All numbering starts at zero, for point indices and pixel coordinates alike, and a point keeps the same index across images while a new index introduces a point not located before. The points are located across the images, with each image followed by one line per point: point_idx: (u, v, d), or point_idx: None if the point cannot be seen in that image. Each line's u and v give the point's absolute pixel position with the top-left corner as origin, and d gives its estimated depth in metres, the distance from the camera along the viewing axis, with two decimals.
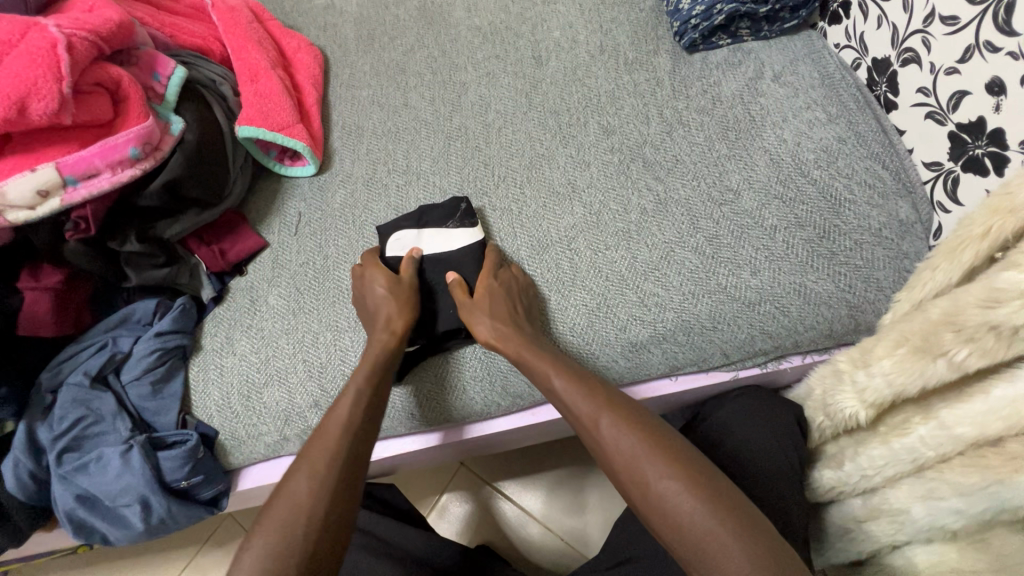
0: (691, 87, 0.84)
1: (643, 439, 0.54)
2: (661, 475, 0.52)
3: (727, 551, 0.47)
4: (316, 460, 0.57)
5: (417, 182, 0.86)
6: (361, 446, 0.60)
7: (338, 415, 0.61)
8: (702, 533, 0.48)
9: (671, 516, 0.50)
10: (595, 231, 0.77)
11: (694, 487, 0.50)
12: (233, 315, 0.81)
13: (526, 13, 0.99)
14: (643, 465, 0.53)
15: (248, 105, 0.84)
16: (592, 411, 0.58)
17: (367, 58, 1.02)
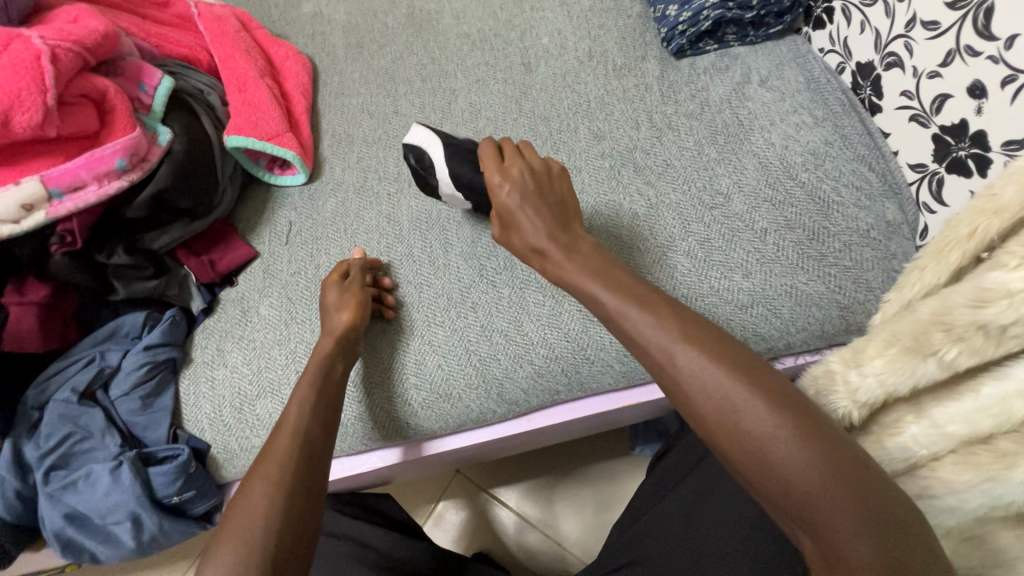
0: (680, 92, 0.85)
1: (736, 373, 0.46)
2: (757, 413, 0.43)
3: (834, 506, 0.40)
4: (270, 469, 0.55)
5: (409, 190, 0.86)
6: (316, 453, 0.59)
7: (288, 420, 0.60)
8: (804, 484, 0.41)
9: (776, 471, 0.42)
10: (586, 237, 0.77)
11: (799, 430, 0.42)
12: (224, 326, 0.80)
13: (514, 20, 1.00)
14: (735, 399, 0.44)
15: (237, 115, 0.83)
16: (672, 336, 0.49)
17: (356, 65, 1.02)
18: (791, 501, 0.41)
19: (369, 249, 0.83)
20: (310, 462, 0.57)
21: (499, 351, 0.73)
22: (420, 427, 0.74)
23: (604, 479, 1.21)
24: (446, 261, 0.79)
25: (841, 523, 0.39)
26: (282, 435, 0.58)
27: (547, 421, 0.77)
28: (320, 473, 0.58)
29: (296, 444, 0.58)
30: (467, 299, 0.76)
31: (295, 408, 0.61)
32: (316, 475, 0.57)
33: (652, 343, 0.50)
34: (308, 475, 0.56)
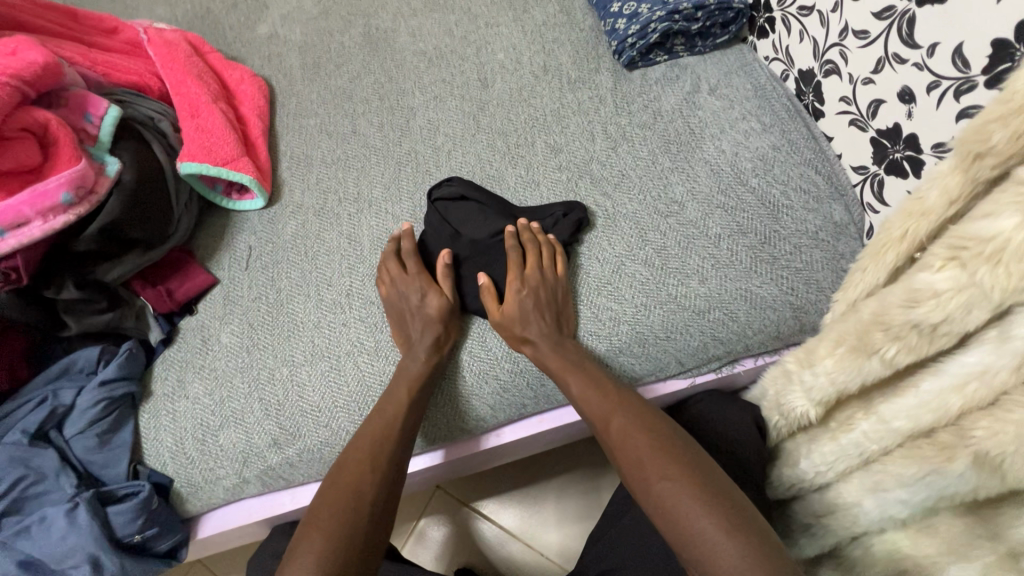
0: (633, 103, 0.87)
1: (651, 440, 0.57)
2: (658, 471, 0.54)
3: (720, 543, 0.48)
4: (370, 460, 0.63)
5: (368, 210, 0.86)
6: (401, 453, 0.65)
7: (382, 416, 0.66)
8: (699, 532, 0.49)
9: (672, 520, 0.51)
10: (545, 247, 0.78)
11: (692, 484, 0.52)
12: (185, 356, 0.79)
13: (469, 36, 1.01)
14: (648, 454, 0.56)
15: (190, 141, 0.82)
16: (607, 411, 0.62)
17: (313, 86, 1.01)
18: (686, 549, 0.50)
19: (331, 270, 0.82)
20: (398, 460, 0.64)
21: (466, 367, 0.73)
22: None
23: (584, 487, 1.21)
24: None
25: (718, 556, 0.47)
26: (372, 434, 0.65)
27: (517, 434, 0.77)
28: (401, 473, 0.65)
29: (385, 443, 0.64)
30: None
31: (393, 408, 0.67)
32: (399, 474, 0.64)
33: (595, 411, 0.63)
34: (393, 476, 0.63)
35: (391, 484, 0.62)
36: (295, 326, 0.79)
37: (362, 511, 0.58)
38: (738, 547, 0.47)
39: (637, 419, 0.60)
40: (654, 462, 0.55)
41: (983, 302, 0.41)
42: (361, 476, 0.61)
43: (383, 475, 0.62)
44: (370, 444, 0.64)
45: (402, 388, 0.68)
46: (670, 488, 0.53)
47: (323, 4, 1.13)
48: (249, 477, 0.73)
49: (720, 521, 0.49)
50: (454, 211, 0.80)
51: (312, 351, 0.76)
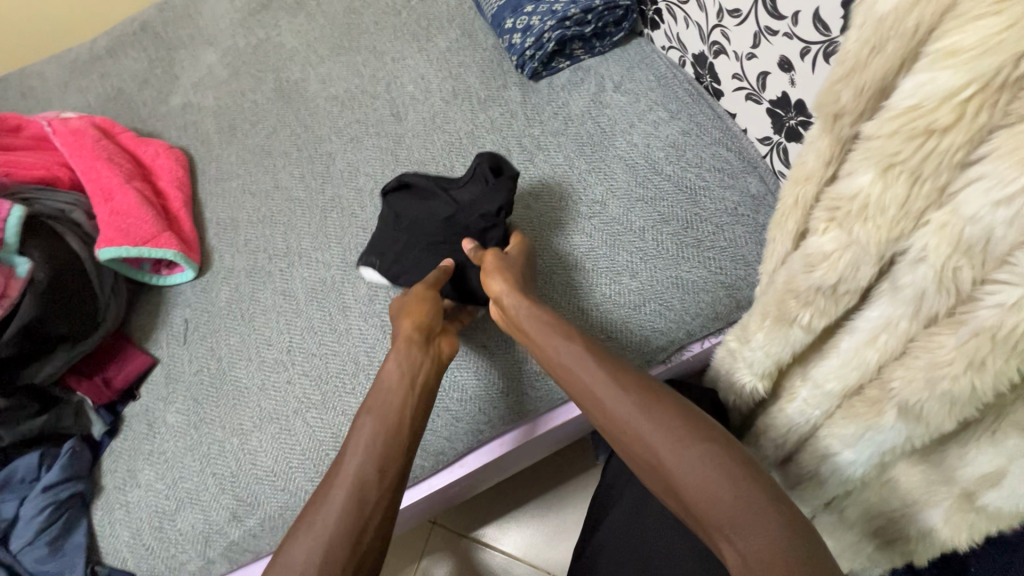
0: (543, 112, 0.88)
1: (666, 412, 0.52)
2: (687, 444, 0.49)
3: (760, 515, 0.43)
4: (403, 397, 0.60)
5: (300, 262, 0.85)
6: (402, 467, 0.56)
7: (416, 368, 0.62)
8: (746, 511, 0.44)
9: (708, 490, 0.46)
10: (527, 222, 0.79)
11: (720, 455, 0.48)
12: (132, 445, 0.76)
13: (378, 73, 1.02)
14: (681, 430, 0.50)
15: (105, 227, 0.81)
16: (618, 381, 0.55)
17: (231, 148, 1.01)
18: (717, 519, 0.45)
19: (269, 330, 0.81)
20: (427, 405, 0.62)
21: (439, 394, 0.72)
22: None
23: (581, 495, 1.20)
24: (347, 327, 0.78)
25: (762, 525, 0.43)
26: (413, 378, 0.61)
27: (481, 460, 0.75)
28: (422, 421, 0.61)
29: (375, 460, 0.55)
30: (374, 359, 0.75)
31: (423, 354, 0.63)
32: (399, 490, 0.55)
33: (598, 382, 0.56)
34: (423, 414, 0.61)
35: (392, 501, 0.54)
36: (240, 393, 0.77)
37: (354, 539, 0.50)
38: (775, 516, 0.43)
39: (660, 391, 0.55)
40: (683, 443, 0.49)
41: (866, 257, 0.41)
42: (345, 501, 0.51)
43: (377, 494, 0.53)
44: (355, 460, 0.55)
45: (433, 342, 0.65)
46: (709, 465, 0.47)
47: (232, 66, 1.14)
48: (213, 556, 0.70)
49: (753, 496, 0.45)
50: (399, 207, 0.78)
51: (260, 416, 0.75)
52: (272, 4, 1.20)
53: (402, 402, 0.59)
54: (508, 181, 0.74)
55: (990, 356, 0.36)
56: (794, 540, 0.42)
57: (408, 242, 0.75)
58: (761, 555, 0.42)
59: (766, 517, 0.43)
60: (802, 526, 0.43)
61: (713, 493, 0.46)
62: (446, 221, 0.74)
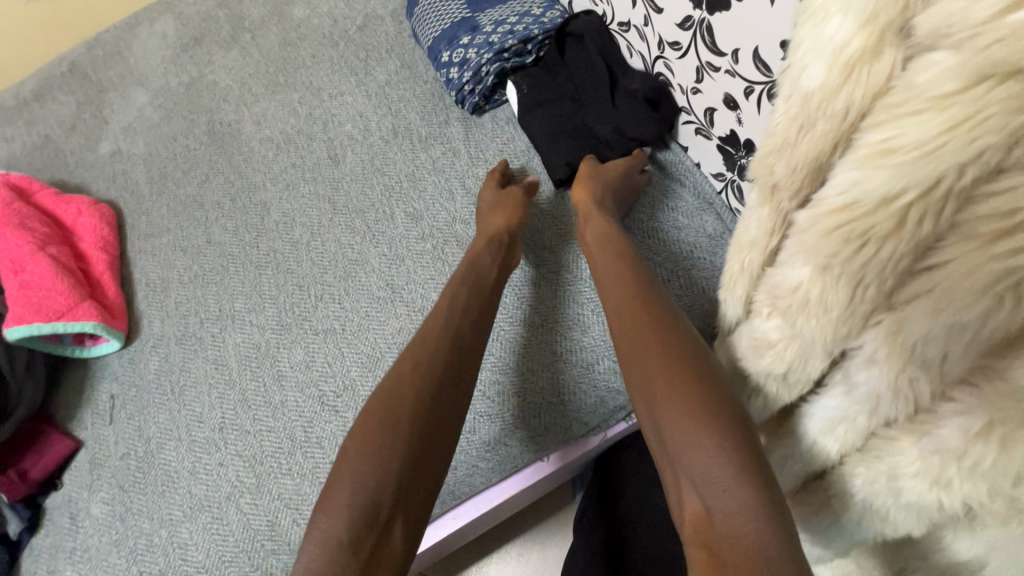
0: (487, 150, 0.82)
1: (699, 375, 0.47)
2: (716, 417, 0.44)
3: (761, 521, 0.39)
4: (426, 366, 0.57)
5: (233, 325, 0.79)
6: (437, 398, 0.55)
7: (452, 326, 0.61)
8: (727, 484, 0.41)
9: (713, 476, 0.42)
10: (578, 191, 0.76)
11: (739, 440, 0.43)
12: (53, 541, 0.70)
13: (315, 112, 0.96)
14: (697, 382, 0.46)
15: (17, 302, 0.75)
16: (662, 330, 0.51)
17: (162, 200, 0.95)
18: (716, 506, 0.41)
19: (200, 404, 0.75)
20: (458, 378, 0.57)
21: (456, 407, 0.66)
22: None
23: (560, 538, 1.14)
24: (282, 399, 0.72)
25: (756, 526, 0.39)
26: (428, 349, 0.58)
27: (433, 537, 0.71)
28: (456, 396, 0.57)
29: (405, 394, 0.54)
30: (311, 435, 0.69)
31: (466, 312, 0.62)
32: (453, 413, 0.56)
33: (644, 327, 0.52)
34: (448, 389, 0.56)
35: (427, 421, 0.54)
36: (169, 478, 0.71)
37: (386, 465, 0.50)
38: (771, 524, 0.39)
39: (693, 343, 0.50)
40: (678, 392, 0.46)
41: (815, 352, 0.36)
42: (377, 434, 0.52)
43: (410, 419, 0.53)
44: (383, 398, 0.55)
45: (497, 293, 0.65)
46: (712, 425, 0.44)
47: (163, 108, 1.07)
48: None
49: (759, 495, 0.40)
50: (568, 55, 0.77)
51: (190, 504, 0.69)
52: (205, 39, 1.14)
53: (435, 338, 0.59)
54: (658, 121, 0.70)
55: (954, 476, 0.31)
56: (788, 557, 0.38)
57: (549, 107, 0.76)
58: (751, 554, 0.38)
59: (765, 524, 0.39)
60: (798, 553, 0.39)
61: (696, 454, 0.43)
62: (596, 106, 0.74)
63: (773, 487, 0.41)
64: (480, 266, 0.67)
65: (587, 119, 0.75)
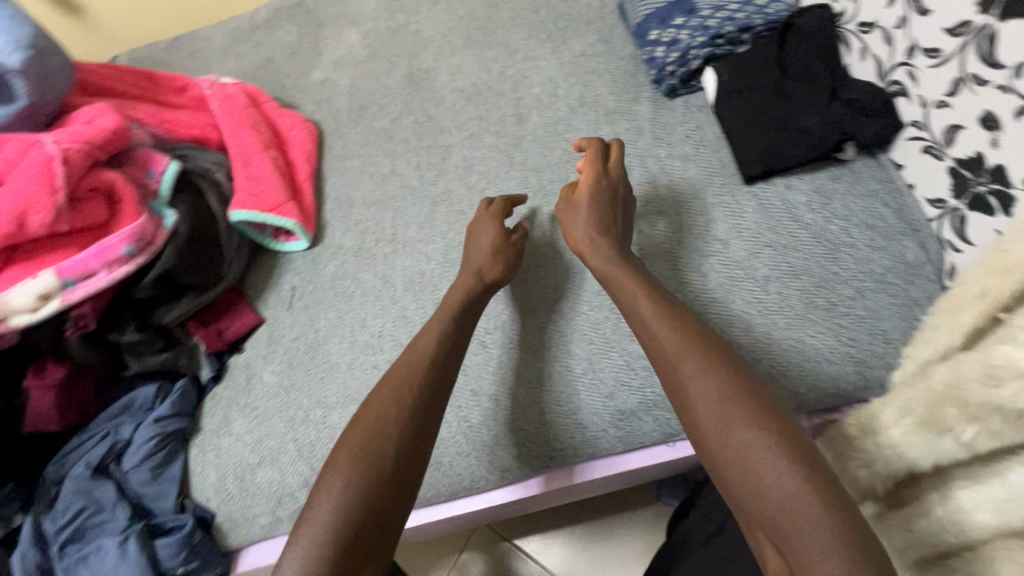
0: (674, 132, 0.82)
1: (728, 386, 0.51)
2: (744, 425, 0.49)
3: (814, 525, 0.43)
4: (396, 392, 0.60)
5: (403, 250, 0.87)
6: (419, 446, 0.57)
7: (424, 348, 0.64)
8: (796, 507, 0.44)
9: (755, 481, 0.47)
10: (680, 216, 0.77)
11: (782, 443, 0.47)
12: (230, 393, 0.83)
13: (507, 71, 1.01)
14: (725, 417, 0.50)
15: (241, 190, 0.87)
16: (683, 347, 0.55)
17: (358, 128, 1.06)
18: (772, 517, 0.45)
19: (365, 312, 0.83)
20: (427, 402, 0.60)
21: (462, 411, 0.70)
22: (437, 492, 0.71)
23: (639, 532, 1.15)
24: None
25: (810, 529, 0.43)
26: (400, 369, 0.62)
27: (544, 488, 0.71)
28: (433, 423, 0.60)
29: (392, 436, 0.57)
30: None
31: (428, 337, 0.65)
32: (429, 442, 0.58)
33: (663, 345, 0.57)
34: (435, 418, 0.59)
35: (407, 456, 0.56)
36: (329, 368, 0.80)
37: (366, 497, 0.53)
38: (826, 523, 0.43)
39: (720, 364, 0.53)
40: (742, 411, 0.50)
41: None
42: (359, 479, 0.54)
43: (391, 461, 0.55)
44: (371, 436, 0.57)
45: (434, 319, 0.67)
46: (757, 457, 0.47)
47: (370, 48, 1.18)
48: (282, 516, 0.75)
49: (808, 497, 0.44)
50: (785, 46, 0.76)
51: (344, 394, 0.77)
52: None
53: (418, 365, 0.62)
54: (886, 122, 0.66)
55: None
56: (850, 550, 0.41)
57: (754, 90, 0.75)
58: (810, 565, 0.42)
59: (824, 522, 0.43)
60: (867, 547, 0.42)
61: (763, 488, 0.46)
62: (806, 98, 0.72)
63: (831, 489, 0.45)
64: (463, 290, 0.70)
65: (791, 113, 0.71)
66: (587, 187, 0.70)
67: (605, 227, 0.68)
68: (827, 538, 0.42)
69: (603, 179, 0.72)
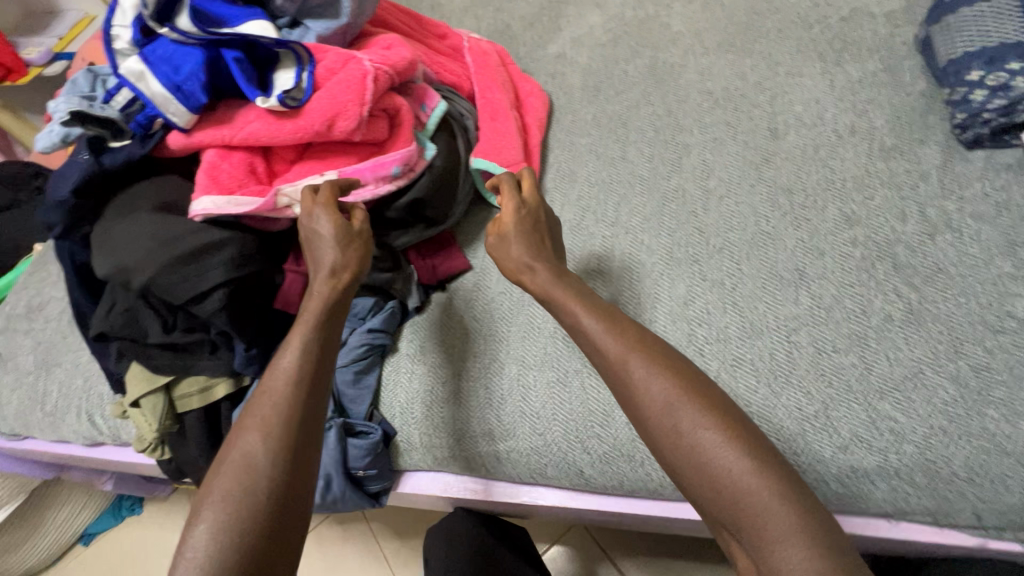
0: (968, 187, 0.74)
1: (677, 385, 0.56)
2: (701, 425, 0.54)
3: (773, 513, 0.49)
4: (263, 422, 0.58)
5: (624, 237, 0.85)
6: (290, 476, 0.56)
7: (280, 367, 0.62)
8: (755, 502, 0.50)
9: (716, 481, 0.52)
10: (758, 250, 0.77)
11: (738, 439, 0.53)
12: (430, 326, 0.86)
13: (765, 82, 0.96)
14: (680, 424, 0.54)
15: (486, 140, 0.91)
16: (627, 349, 0.59)
17: (590, 107, 1.06)
18: (737, 516, 0.51)
19: None
20: (298, 436, 0.58)
21: (421, 379, 0.81)
22: (617, 482, 0.71)
23: None
24: (651, 319, 0.76)
25: (778, 523, 0.49)
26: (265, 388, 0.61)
27: None
28: (293, 471, 0.57)
29: (264, 471, 0.56)
30: None
31: (289, 355, 0.63)
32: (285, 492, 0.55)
33: (611, 354, 0.60)
34: (285, 468, 0.56)
35: (280, 503, 0.55)
36: (531, 329, 0.80)
37: (235, 543, 0.52)
38: (790, 510, 0.49)
39: (656, 355, 0.58)
40: (703, 415, 0.54)
41: None
42: (224, 511, 0.53)
43: (263, 505, 0.54)
44: (247, 466, 0.56)
45: (297, 335, 0.64)
46: (722, 459, 0.52)
47: (613, 33, 1.18)
48: (458, 455, 0.77)
49: (769, 488, 0.50)
50: None
51: (543, 357, 0.77)
52: None
53: (272, 392, 0.60)
54: None
55: None
56: (809, 535, 0.48)
57: None
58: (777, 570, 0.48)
59: (780, 512, 0.49)
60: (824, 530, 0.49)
61: (721, 485, 0.52)
62: None
63: (790, 485, 0.51)
64: (323, 297, 0.67)
65: None
66: (511, 220, 0.72)
67: (546, 254, 0.71)
68: (785, 528, 0.48)
69: (525, 208, 0.73)
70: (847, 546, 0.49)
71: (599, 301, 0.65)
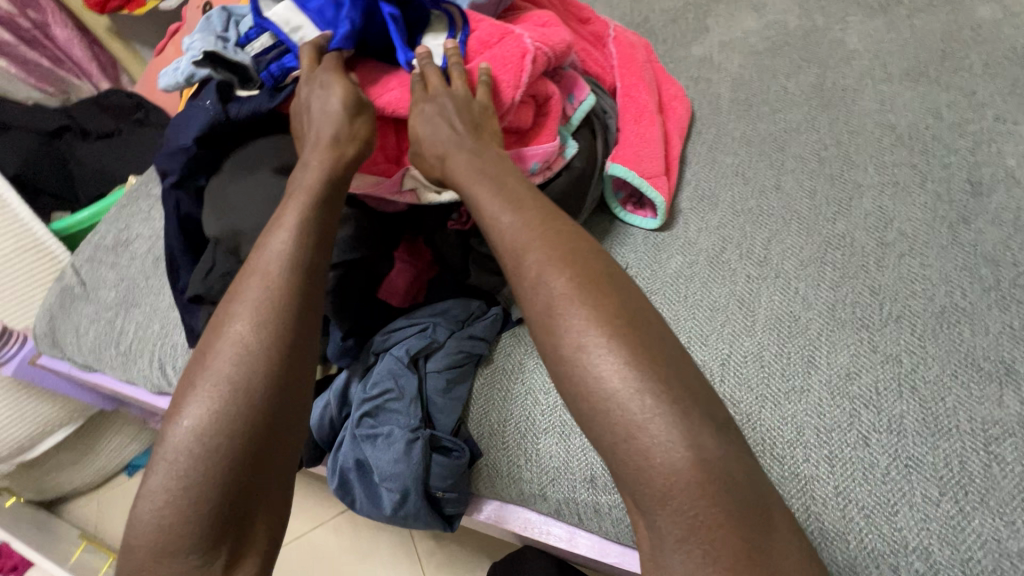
0: None
1: (581, 286, 0.44)
2: (588, 329, 0.42)
3: (667, 450, 0.39)
4: (251, 309, 0.49)
5: (773, 280, 0.73)
6: (281, 375, 0.48)
7: (271, 252, 0.52)
8: (641, 433, 0.40)
9: (606, 409, 0.41)
10: (948, 328, 0.64)
11: (636, 354, 0.41)
12: (535, 342, 0.76)
13: (965, 125, 0.81)
14: (560, 335, 0.43)
15: (628, 145, 0.81)
16: (524, 242, 0.48)
17: (739, 123, 0.94)
18: (629, 456, 0.41)
19: (708, 328, 0.72)
20: (293, 329, 0.50)
21: (474, 413, 0.74)
22: None
23: None
24: (804, 386, 0.64)
25: (669, 464, 0.39)
26: (256, 274, 0.51)
27: None
28: (288, 368, 0.49)
29: (254, 368, 0.48)
30: (828, 444, 0.60)
31: (282, 236, 0.53)
32: (270, 395, 0.48)
33: (504, 244, 0.49)
34: (280, 369, 0.49)
35: (272, 409, 0.48)
36: None
37: (219, 452, 0.45)
38: (684, 443, 0.39)
39: (562, 251, 0.46)
40: (598, 319, 0.43)
41: None
42: (206, 405, 0.46)
43: (253, 408, 0.47)
44: (235, 359, 0.48)
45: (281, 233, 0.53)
46: (605, 378, 0.41)
47: (771, 40, 1.04)
48: (550, 496, 0.69)
49: (663, 419, 0.39)
50: None
51: None
52: None
53: (266, 279, 0.51)
54: None
55: None
56: (704, 482, 0.38)
57: None
58: (665, 522, 0.39)
59: (676, 448, 0.39)
60: (726, 479, 0.39)
61: (608, 412, 0.41)
62: None
63: (693, 420, 0.40)
64: (325, 172, 0.57)
65: None
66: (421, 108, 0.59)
67: (460, 136, 0.57)
68: (678, 472, 0.39)
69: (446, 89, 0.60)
70: (763, 506, 0.39)
71: (523, 185, 0.53)
